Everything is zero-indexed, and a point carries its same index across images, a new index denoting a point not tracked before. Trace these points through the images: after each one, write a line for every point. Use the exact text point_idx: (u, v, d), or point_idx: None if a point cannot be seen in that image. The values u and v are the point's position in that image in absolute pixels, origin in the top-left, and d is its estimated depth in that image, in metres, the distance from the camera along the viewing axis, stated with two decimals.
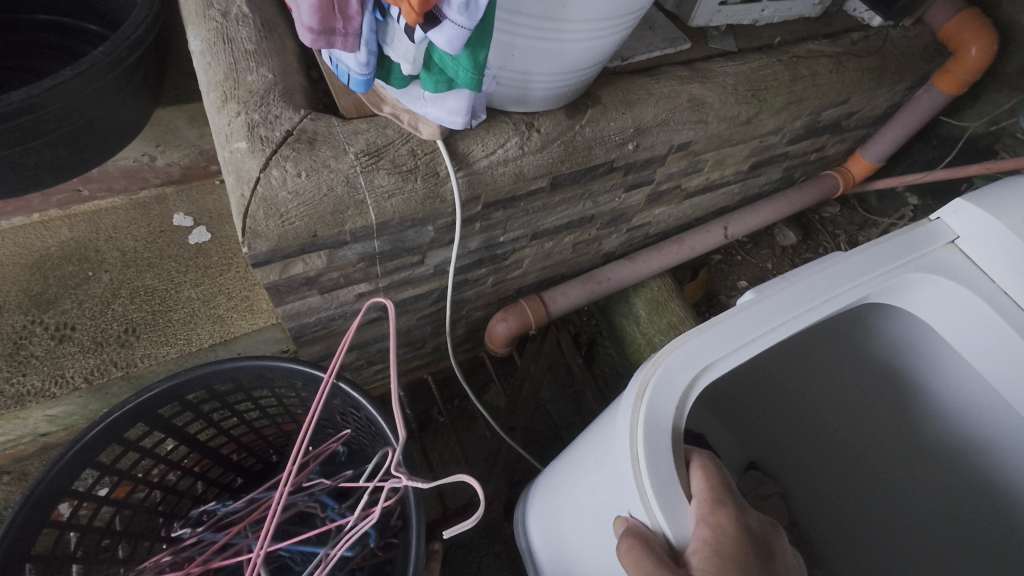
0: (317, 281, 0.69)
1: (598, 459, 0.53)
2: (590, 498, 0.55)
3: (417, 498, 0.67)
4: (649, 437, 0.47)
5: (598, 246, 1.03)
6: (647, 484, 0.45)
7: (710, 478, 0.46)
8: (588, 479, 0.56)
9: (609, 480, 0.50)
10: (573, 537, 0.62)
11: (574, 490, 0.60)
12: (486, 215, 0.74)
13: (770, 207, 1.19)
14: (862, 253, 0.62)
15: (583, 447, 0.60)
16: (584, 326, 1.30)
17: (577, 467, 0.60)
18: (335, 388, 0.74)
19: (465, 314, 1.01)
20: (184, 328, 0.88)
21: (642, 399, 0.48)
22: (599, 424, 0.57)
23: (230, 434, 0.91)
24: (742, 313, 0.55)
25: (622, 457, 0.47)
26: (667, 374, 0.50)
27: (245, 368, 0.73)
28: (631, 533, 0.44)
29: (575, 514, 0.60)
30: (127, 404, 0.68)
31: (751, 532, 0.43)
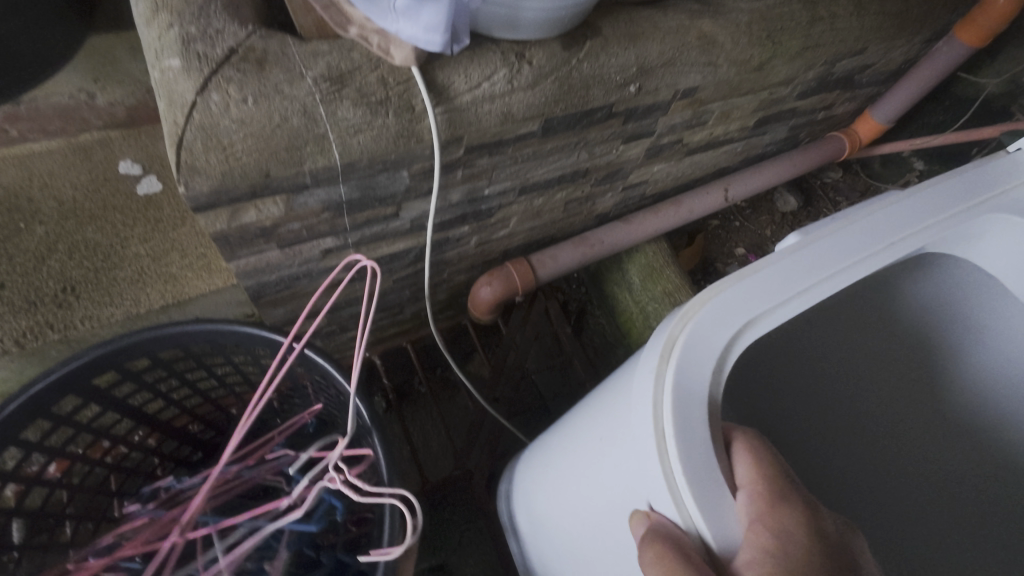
0: (274, 233, 0.60)
1: (611, 430, 0.47)
2: (595, 474, 0.49)
3: (391, 465, 0.60)
4: (678, 410, 0.40)
5: (591, 205, 0.95)
6: (677, 469, 0.38)
7: (759, 467, 0.39)
8: (594, 452, 0.50)
9: (625, 457, 0.44)
10: (569, 515, 0.56)
11: (575, 463, 0.54)
12: (468, 162, 0.65)
13: (773, 168, 1.12)
14: (931, 189, 0.54)
15: (589, 412, 0.53)
16: (573, 294, 1.23)
17: (581, 436, 0.53)
18: (301, 358, 0.67)
19: (446, 278, 0.93)
20: (131, 287, 0.79)
21: (669, 362, 0.41)
22: (610, 388, 0.50)
23: (184, 406, 0.83)
24: (788, 260, 0.47)
25: (645, 432, 0.40)
26: (698, 331, 0.43)
27: (191, 334, 0.64)
28: (659, 533, 0.37)
29: (576, 492, 0.53)
30: (52, 373, 0.59)
31: (824, 536, 0.37)
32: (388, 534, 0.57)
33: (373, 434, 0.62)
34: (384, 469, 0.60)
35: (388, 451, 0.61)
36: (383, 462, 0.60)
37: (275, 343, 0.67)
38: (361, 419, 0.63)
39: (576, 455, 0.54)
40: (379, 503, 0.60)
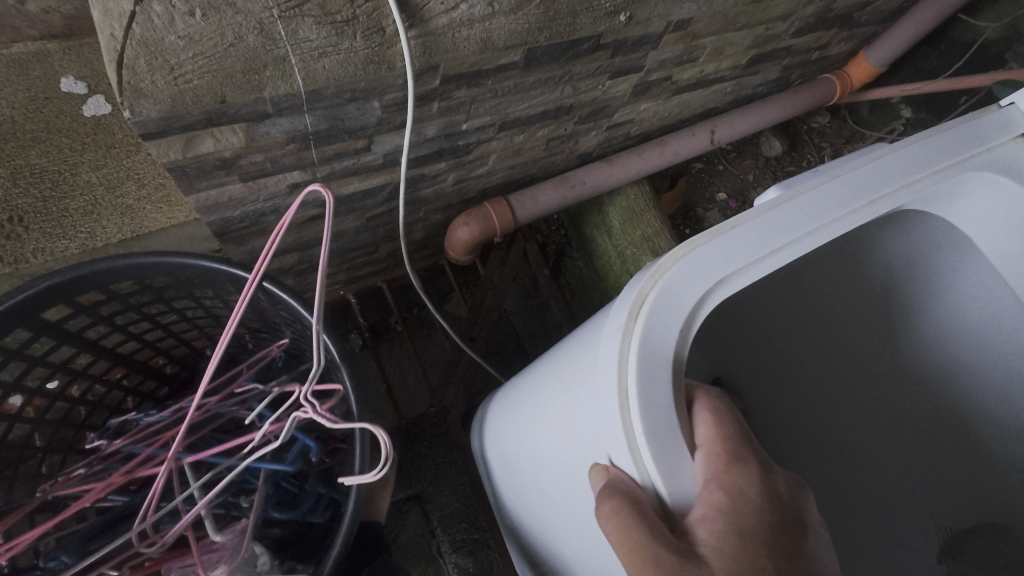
0: (235, 165, 0.56)
1: (579, 379, 0.47)
2: (560, 418, 0.50)
3: (360, 398, 0.61)
4: (643, 369, 0.40)
5: (574, 144, 0.91)
6: (638, 429, 0.39)
7: (718, 425, 0.40)
8: (561, 396, 0.51)
9: (588, 408, 0.45)
10: (534, 449, 0.58)
11: (542, 404, 0.55)
12: (445, 93, 0.61)
13: (762, 110, 1.09)
14: (912, 147, 0.52)
15: (561, 357, 0.54)
16: (553, 236, 1.21)
17: (551, 379, 0.54)
18: (270, 296, 0.65)
19: (422, 217, 0.90)
20: (85, 218, 0.74)
21: (636, 320, 0.41)
22: (582, 336, 0.50)
23: (144, 339, 0.81)
24: (769, 215, 0.46)
25: (609, 390, 0.41)
26: (669, 289, 0.42)
27: (148, 267, 0.62)
28: (612, 489, 0.39)
29: (541, 431, 0.55)
30: (1, 305, 0.56)
31: (774, 495, 0.38)
32: (359, 464, 0.57)
33: (343, 370, 0.61)
34: (354, 404, 0.60)
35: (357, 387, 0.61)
36: (353, 395, 0.60)
37: (235, 276, 0.65)
38: (329, 356, 0.62)
39: (544, 396, 0.55)
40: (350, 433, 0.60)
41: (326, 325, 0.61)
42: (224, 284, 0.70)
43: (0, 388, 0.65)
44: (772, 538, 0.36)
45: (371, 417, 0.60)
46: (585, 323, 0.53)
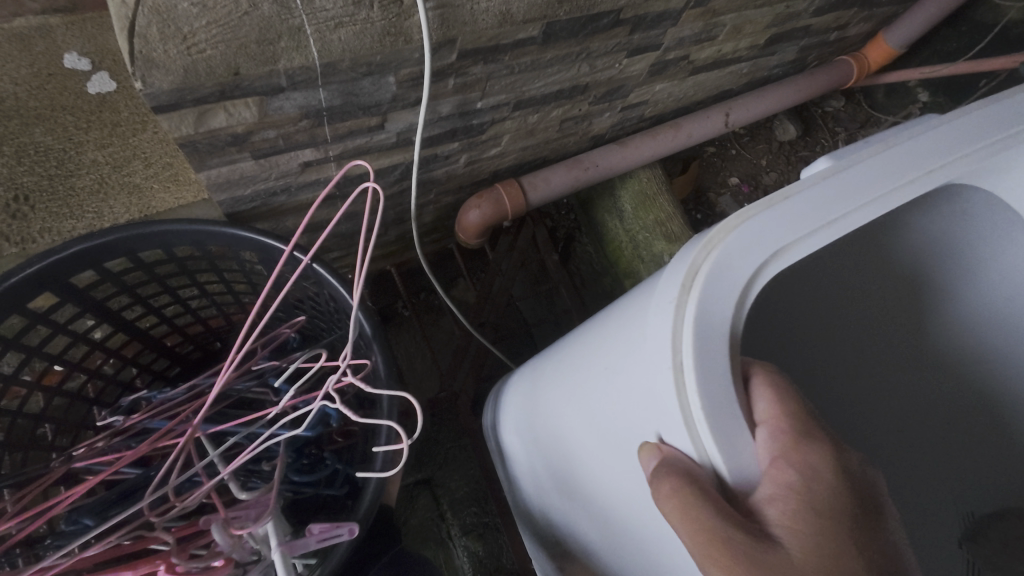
0: (247, 141, 0.55)
1: (624, 356, 0.46)
2: (601, 396, 0.50)
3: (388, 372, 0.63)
4: (699, 343, 0.39)
5: (588, 125, 0.89)
6: (695, 404, 0.38)
7: (780, 400, 0.39)
8: (603, 374, 0.50)
9: (637, 385, 0.44)
10: (568, 428, 0.57)
11: (577, 383, 0.54)
12: (461, 69, 0.59)
13: (778, 93, 1.07)
14: (968, 117, 0.50)
15: (598, 334, 0.53)
16: (563, 221, 1.20)
17: (587, 358, 0.53)
18: (310, 271, 0.67)
19: (433, 199, 0.89)
20: (92, 198, 0.73)
21: (690, 293, 0.40)
22: (623, 313, 0.50)
23: (163, 315, 0.80)
24: (824, 186, 0.44)
25: (662, 365, 0.40)
26: (723, 261, 0.41)
27: (179, 234, 0.61)
28: (671, 467, 0.39)
29: (578, 410, 0.54)
30: (25, 268, 0.55)
31: (846, 473, 0.37)
32: (387, 434, 0.59)
33: (375, 345, 0.64)
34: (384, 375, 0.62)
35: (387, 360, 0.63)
36: (383, 365, 0.62)
37: (266, 246, 0.64)
38: (363, 331, 0.65)
39: (580, 374, 0.54)
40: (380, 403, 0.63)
41: (362, 301, 0.64)
42: (252, 257, 0.69)
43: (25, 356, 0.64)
44: (849, 518, 0.35)
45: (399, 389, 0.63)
46: (624, 300, 0.52)
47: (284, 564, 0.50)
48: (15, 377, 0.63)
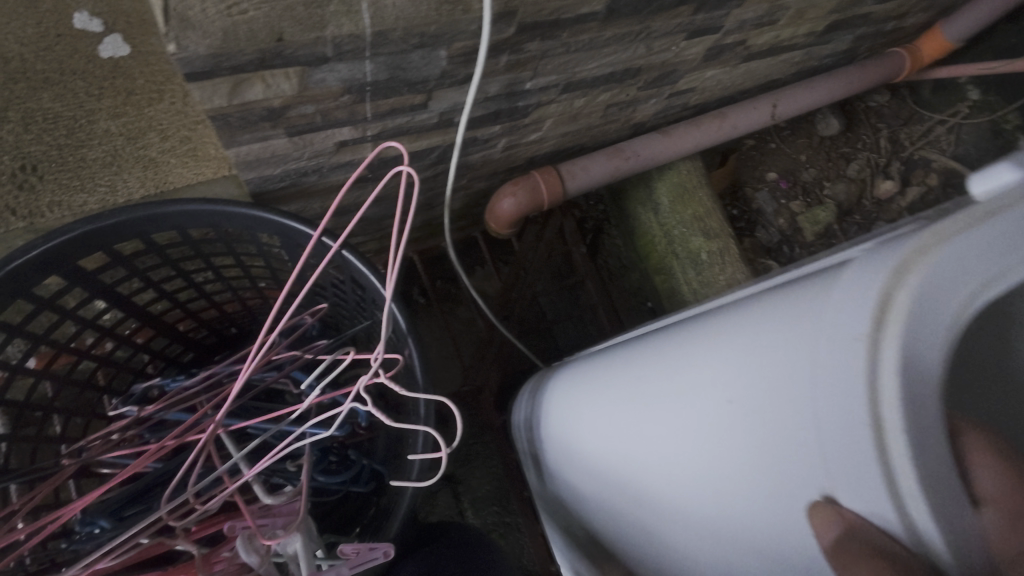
0: (283, 116, 0.49)
1: (765, 384, 0.33)
2: (720, 432, 0.36)
3: (424, 364, 0.60)
4: (909, 393, 0.27)
5: (631, 111, 0.84)
6: (910, 482, 0.26)
7: (1005, 483, 0.29)
8: (720, 405, 0.36)
9: (799, 425, 0.31)
10: (650, 461, 0.44)
11: (669, 410, 0.41)
12: (517, 45, 0.54)
13: (826, 85, 1.01)
14: None
15: (699, 350, 0.39)
16: (591, 212, 1.15)
17: (683, 379, 0.40)
18: (337, 259, 0.62)
19: (465, 184, 0.84)
20: (104, 170, 0.67)
21: (891, 322, 0.27)
22: (746, 324, 0.36)
23: (175, 299, 0.76)
24: None
25: (848, 417, 0.28)
26: (937, 280, 0.28)
27: (191, 216, 0.57)
28: (868, 547, 0.27)
29: (671, 444, 0.41)
30: (28, 252, 0.51)
31: None
32: (422, 443, 0.57)
33: (408, 339, 0.60)
34: (421, 376, 0.59)
35: (420, 352, 0.60)
36: (419, 365, 0.59)
37: (284, 228, 0.59)
38: (397, 327, 0.61)
39: (672, 400, 0.41)
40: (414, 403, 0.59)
41: (397, 297, 0.60)
42: (268, 238, 0.65)
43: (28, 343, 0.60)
44: None
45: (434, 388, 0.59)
46: (738, 306, 0.39)
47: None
48: (22, 366, 0.59)
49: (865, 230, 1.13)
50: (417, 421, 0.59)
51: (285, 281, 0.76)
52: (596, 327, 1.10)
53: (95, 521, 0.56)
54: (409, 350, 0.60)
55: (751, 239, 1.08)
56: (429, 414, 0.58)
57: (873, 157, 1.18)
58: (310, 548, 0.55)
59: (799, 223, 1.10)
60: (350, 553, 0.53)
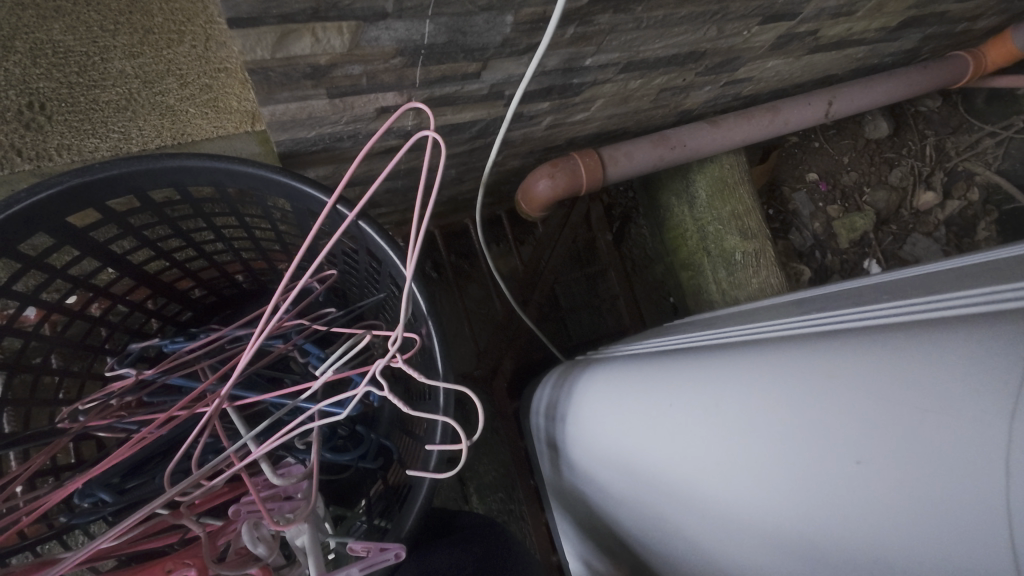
0: (327, 75, 0.44)
1: (921, 447, 0.28)
2: (839, 493, 0.31)
3: (445, 347, 0.54)
4: None
5: (683, 98, 0.78)
6: None
7: None
8: (841, 463, 0.31)
9: (972, 499, 0.26)
10: (715, 504, 0.39)
11: (754, 454, 0.36)
12: (588, 16, 0.49)
13: (885, 85, 0.95)
14: None
15: (801, 393, 0.34)
16: (619, 198, 1.10)
17: (780, 422, 0.34)
18: (354, 229, 0.57)
19: (500, 161, 0.79)
20: (116, 113, 0.59)
21: None
22: (874, 371, 0.31)
23: (176, 260, 0.71)
24: None
25: None
26: None
27: (190, 172, 0.52)
28: None
29: (751, 491, 0.36)
30: (11, 207, 0.47)
31: None
32: (441, 433, 0.52)
33: (429, 320, 0.54)
34: (440, 363, 0.53)
35: (440, 335, 0.53)
36: (439, 351, 0.53)
37: (294, 193, 0.55)
38: (416, 308, 0.54)
39: (762, 443, 0.35)
40: (435, 388, 0.54)
41: (417, 273, 0.53)
42: (278, 200, 0.60)
43: (15, 301, 0.56)
44: None
45: (456, 376, 0.53)
46: (840, 345, 0.34)
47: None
48: (10, 325, 0.55)
49: (900, 242, 1.09)
50: (438, 408, 0.54)
51: (296, 248, 0.72)
52: (614, 319, 1.07)
53: (94, 493, 0.53)
54: (428, 330, 0.54)
55: (784, 242, 1.05)
56: (449, 403, 0.52)
57: (916, 165, 1.13)
58: (318, 530, 0.52)
59: (834, 229, 1.06)
60: (362, 550, 0.50)
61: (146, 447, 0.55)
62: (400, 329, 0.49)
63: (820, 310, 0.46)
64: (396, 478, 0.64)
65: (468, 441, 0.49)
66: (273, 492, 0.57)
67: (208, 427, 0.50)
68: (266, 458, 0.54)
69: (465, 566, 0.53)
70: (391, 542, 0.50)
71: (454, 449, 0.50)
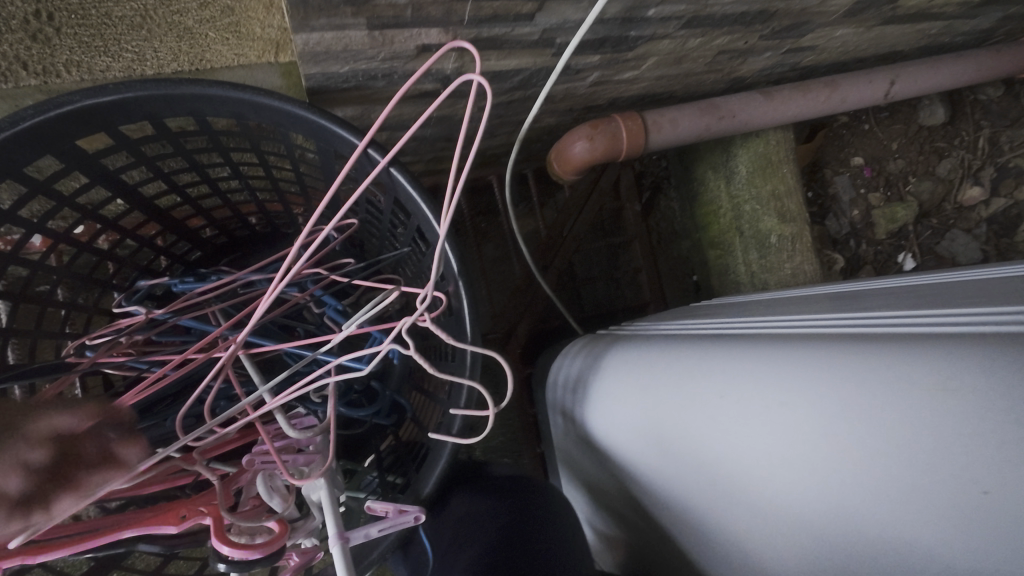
0: (369, 3, 0.40)
1: None
2: (946, 517, 0.28)
3: (475, 310, 0.50)
4: None
5: (739, 63, 0.73)
6: None
7: None
8: (955, 487, 0.28)
9: None
10: (767, 502, 0.37)
11: (803, 463, 0.34)
12: None
13: (953, 67, 0.88)
14: None
15: (884, 402, 0.31)
16: (650, 167, 1.05)
17: (835, 434, 0.33)
18: (383, 177, 0.53)
19: (536, 118, 0.74)
20: (130, 30, 0.50)
21: None
22: (940, 390, 0.29)
23: (188, 196, 0.67)
24: None
25: None
26: None
27: (212, 101, 0.48)
28: None
29: (828, 496, 0.33)
30: (16, 123, 0.43)
31: None
32: (466, 398, 0.50)
33: (458, 280, 0.51)
34: (468, 325, 0.50)
35: (469, 297, 0.50)
36: (468, 314, 0.50)
37: (322, 132, 0.50)
38: (446, 267, 0.50)
39: (851, 453, 0.32)
40: (461, 351, 0.51)
41: (450, 230, 0.49)
42: (301, 139, 0.56)
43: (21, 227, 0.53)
44: None
45: (483, 341, 0.50)
46: (899, 352, 0.32)
47: (343, 558, 0.41)
48: (16, 251, 0.52)
49: (938, 236, 1.05)
50: (464, 370, 0.51)
51: (317, 192, 0.68)
52: (633, 292, 1.04)
53: None
54: (457, 291, 0.51)
55: (820, 227, 1.00)
56: (477, 367, 0.50)
57: (966, 158, 1.07)
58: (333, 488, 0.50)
59: (874, 218, 1.02)
60: (381, 511, 0.48)
61: (154, 390, 0.52)
62: (431, 287, 0.45)
63: (888, 304, 0.42)
64: (410, 436, 0.62)
65: (495, 409, 0.46)
66: (287, 442, 0.55)
67: (220, 375, 0.47)
68: (280, 411, 0.52)
69: (491, 530, 0.49)
70: (411, 504, 0.49)
71: (480, 416, 0.47)
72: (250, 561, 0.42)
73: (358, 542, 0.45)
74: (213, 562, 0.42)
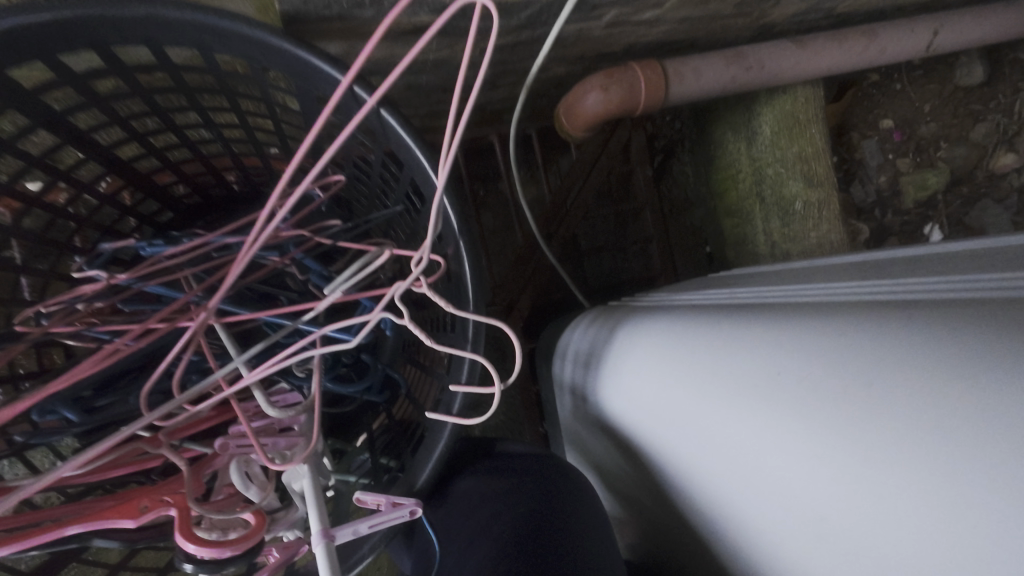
0: None
1: None
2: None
3: (477, 274, 0.44)
4: None
5: (772, 5, 0.65)
6: None
7: None
8: None
9: None
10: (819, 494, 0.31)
11: (832, 461, 0.30)
12: None
13: (1001, 18, 0.81)
14: None
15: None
16: (664, 129, 0.97)
17: (877, 431, 0.28)
18: (372, 122, 0.46)
19: (544, 66, 0.67)
20: None
21: None
22: None
23: (155, 149, 0.59)
24: None
25: None
26: None
27: (168, 26, 0.40)
28: None
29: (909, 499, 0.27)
30: None
31: None
32: (467, 372, 0.44)
33: (458, 240, 0.44)
34: (470, 292, 0.44)
35: (471, 260, 0.44)
36: (469, 278, 0.44)
37: (299, 66, 0.43)
38: (444, 225, 0.44)
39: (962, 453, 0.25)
40: (461, 321, 0.45)
41: (448, 182, 0.43)
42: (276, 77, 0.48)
43: None
44: None
45: (486, 309, 0.44)
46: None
47: (328, 559, 0.36)
48: None
49: (969, 206, 0.98)
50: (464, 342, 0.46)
51: (299, 145, 0.60)
52: (642, 263, 0.98)
53: (56, 411, 0.45)
54: (457, 253, 0.44)
55: (844, 194, 0.94)
56: (480, 338, 0.44)
57: (1003, 122, 0.98)
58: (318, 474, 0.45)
59: (901, 186, 0.95)
60: (372, 503, 0.43)
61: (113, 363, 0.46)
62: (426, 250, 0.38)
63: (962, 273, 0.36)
64: (404, 415, 0.57)
65: (501, 386, 0.40)
66: (266, 423, 0.50)
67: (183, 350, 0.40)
68: (258, 387, 0.46)
69: (510, 524, 0.41)
70: (405, 497, 0.44)
71: (484, 393, 0.41)
72: (223, 561, 0.37)
73: (347, 540, 0.40)
74: (178, 561, 0.37)
